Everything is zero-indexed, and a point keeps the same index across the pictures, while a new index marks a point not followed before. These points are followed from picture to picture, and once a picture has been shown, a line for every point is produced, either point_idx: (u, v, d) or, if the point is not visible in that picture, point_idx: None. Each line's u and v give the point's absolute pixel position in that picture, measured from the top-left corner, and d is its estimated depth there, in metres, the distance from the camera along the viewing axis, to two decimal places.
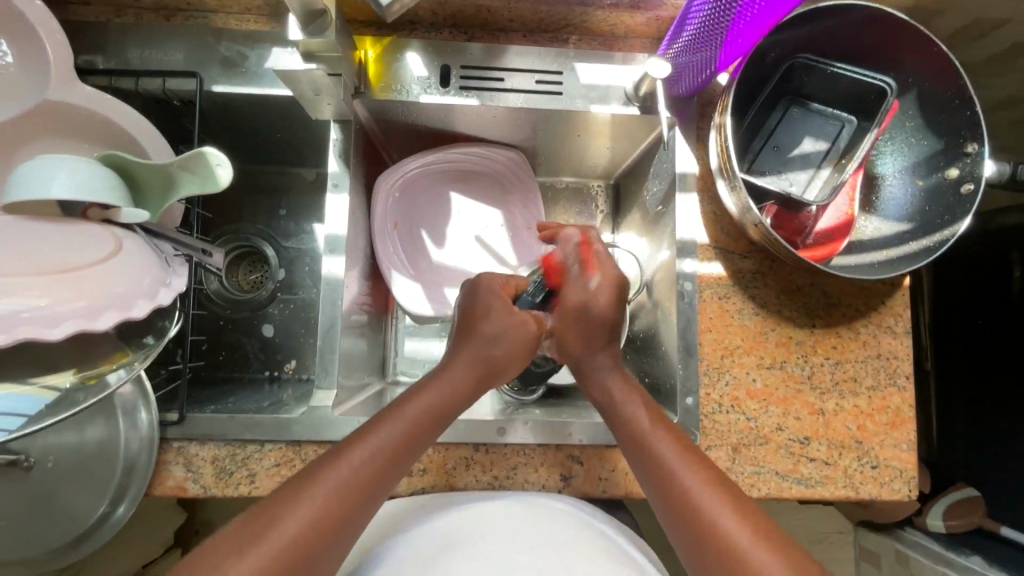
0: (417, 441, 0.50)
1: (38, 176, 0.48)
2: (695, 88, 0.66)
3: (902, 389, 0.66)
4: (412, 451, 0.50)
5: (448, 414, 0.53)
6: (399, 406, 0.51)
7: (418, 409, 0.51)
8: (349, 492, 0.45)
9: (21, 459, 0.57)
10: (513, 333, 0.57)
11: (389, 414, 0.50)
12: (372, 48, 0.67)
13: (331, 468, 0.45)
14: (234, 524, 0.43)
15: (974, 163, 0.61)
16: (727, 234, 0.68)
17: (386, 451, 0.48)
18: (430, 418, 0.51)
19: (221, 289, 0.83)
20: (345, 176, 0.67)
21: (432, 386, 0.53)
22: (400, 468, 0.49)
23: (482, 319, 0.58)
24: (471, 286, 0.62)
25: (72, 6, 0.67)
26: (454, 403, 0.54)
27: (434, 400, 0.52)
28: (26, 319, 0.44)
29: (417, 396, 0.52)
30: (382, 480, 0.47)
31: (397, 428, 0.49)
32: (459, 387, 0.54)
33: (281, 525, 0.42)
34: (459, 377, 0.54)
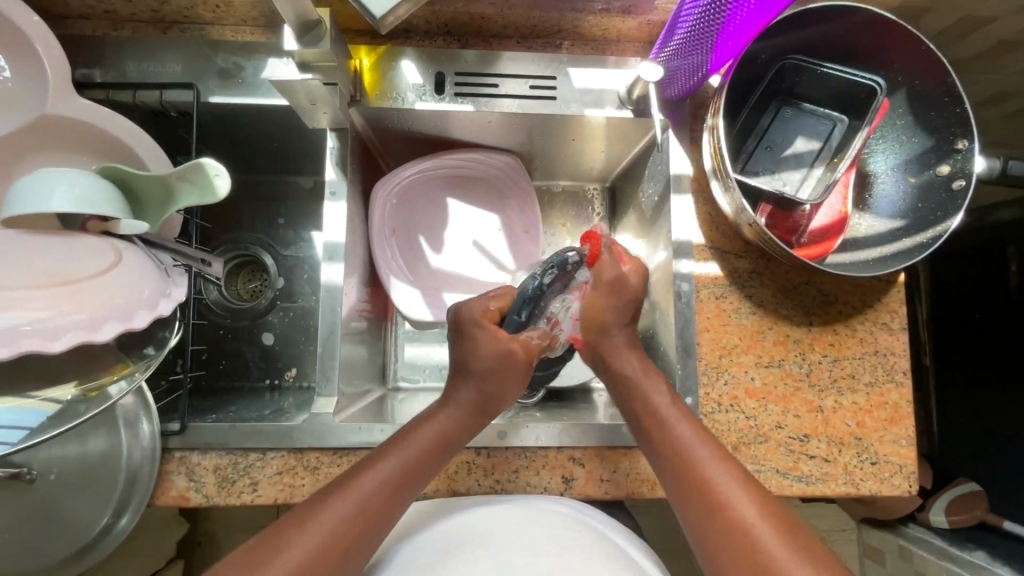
0: (421, 472, 0.52)
1: (38, 190, 0.49)
2: (687, 90, 0.66)
3: (900, 384, 0.66)
4: (417, 481, 0.52)
5: (454, 444, 0.55)
6: (401, 439, 0.53)
7: (424, 439, 0.53)
8: (358, 520, 0.47)
9: (23, 472, 0.57)
10: (509, 366, 0.55)
11: (396, 444, 0.52)
12: (367, 57, 0.68)
13: (337, 497, 0.47)
14: (246, 546, 0.45)
15: (965, 159, 0.62)
16: (722, 234, 0.68)
17: (390, 483, 0.49)
18: (433, 449, 0.53)
19: (220, 299, 0.84)
20: (343, 183, 0.67)
21: (432, 420, 0.54)
22: (406, 497, 0.51)
23: (474, 350, 0.55)
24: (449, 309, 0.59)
25: (69, 21, 0.68)
26: (458, 433, 0.55)
27: (435, 434, 0.53)
28: (28, 332, 0.44)
29: (419, 429, 0.53)
30: (388, 510, 0.49)
31: (400, 460, 0.51)
32: (462, 417, 0.55)
33: (290, 550, 0.44)
34: (458, 409, 0.55)
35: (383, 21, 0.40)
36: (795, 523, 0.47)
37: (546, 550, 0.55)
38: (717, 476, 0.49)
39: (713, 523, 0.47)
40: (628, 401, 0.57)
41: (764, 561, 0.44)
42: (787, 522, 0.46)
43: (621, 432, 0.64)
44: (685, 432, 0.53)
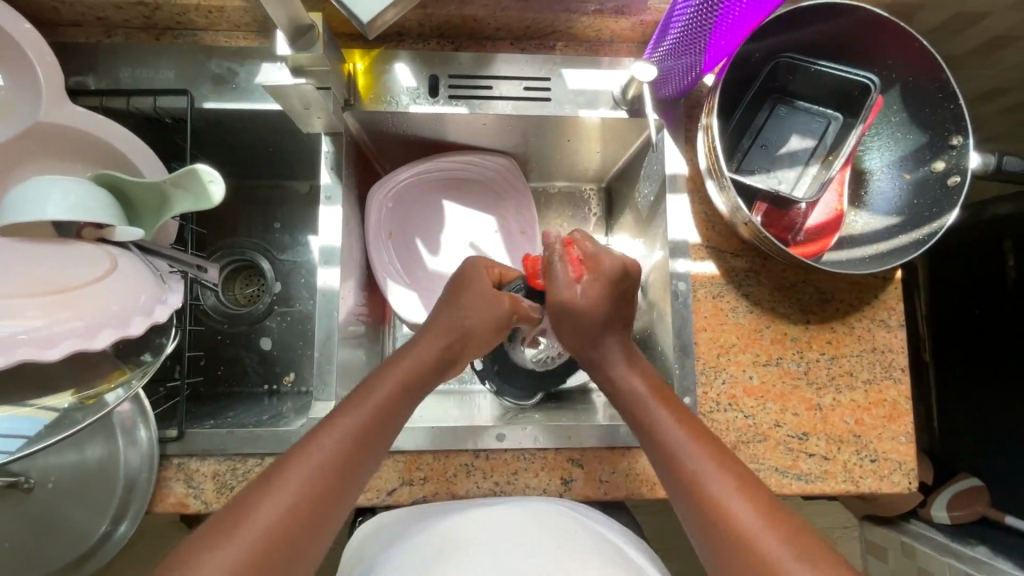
0: (393, 411, 0.51)
1: (32, 198, 0.49)
2: (681, 90, 0.66)
3: (898, 381, 0.66)
4: (386, 427, 0.50)
5: (423, 386, 0.54)
6: (374, 382, 0.52)
7: (395, 381, 0.52)
8: (328, 473, 0.45)
9: (21, 480, 0.57)
10: (488, 308, 0.58)
11: (365, 389, 0.51)
12: (361, 60, 0.67)
13: (306, 451, 0.45)
14: (216, 514, 0.42)
15: (960, 155, 0.62)
16: (718, 233, 0.68)
17: (359, 430, 0.48)
18: (402, 392, 0.52)
19: (217, 304, 0.84)
20: (338, 187, 0.67)
21: (401, 360, 0.54)
22: (377, 444, 0.49)
23: (460, 292, 0.59)
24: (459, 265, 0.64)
25: (63, 29, 0.68)
26: (427, 375, 0.55)
27: (404, 374, 0.53)
28: (25, 341, 0.45)
29: (389, 370, 0.53)
30: (358, 459, 0.47)
31: (369, 406, 0.49)
32: (432, 359, 0.55)
33: (259, 511, 0.42)
34: (427, 348, 0.55)
35: (370, 26, 0.40)
36: (795, 520, 0.45)
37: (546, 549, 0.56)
38: (711, 469, 0.48)
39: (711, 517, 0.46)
40: (623, 398, 0.56)
41: (759, 554, 0.43)
42: (787, 520, 0.45)
43: (620, 433, 0.64)
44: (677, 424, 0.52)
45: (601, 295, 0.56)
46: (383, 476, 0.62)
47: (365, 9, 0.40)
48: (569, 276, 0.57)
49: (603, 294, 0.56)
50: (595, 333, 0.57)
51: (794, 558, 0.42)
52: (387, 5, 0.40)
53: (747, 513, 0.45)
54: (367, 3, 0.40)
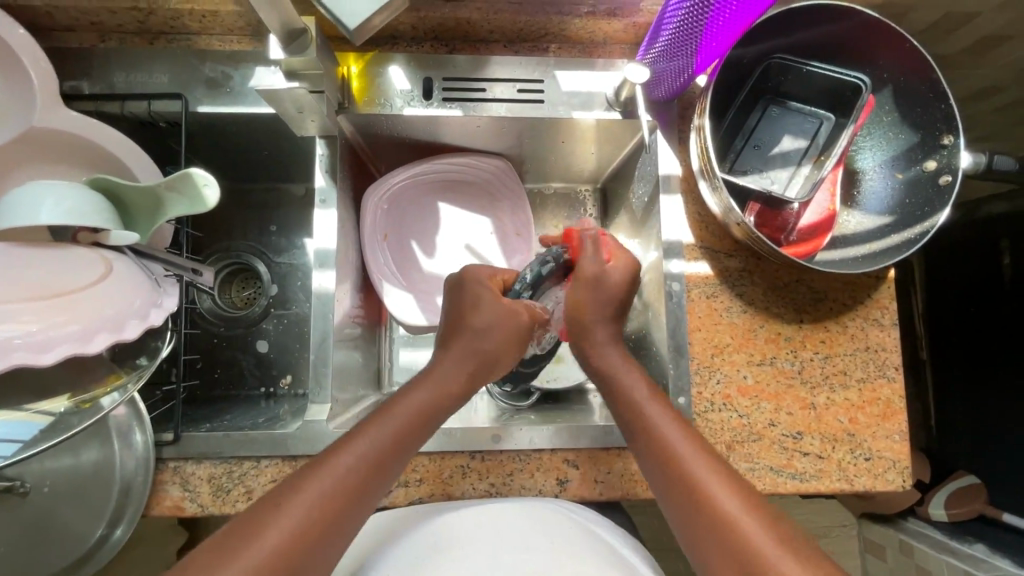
0: (406, 440, 0.51)
1: (27, 202, 0.49)
2: (674, 91, 0.67)
3: (891, 380, 0.66)
4: (403, 453, 0.50)
5: (438, 416, 0.54)
6: (388, 409, 0.51)
7: (409, 411, 0.52)
8: (341, 495, 0.45)
9: (17, 485, 0.56)
10: (504, 327, 0.56)
11: (379, 416, 0.51)
12: (355, 63, 0.68)
13: (319, 471, 0.46)
14: (220, 533, 0.42)
15: (951, 154, 0.62)
16: (712, 234, 0.68)
17: (375, 456, 0.48)
18: (418, 418, 0.52)
19: (213, 307, 0.84)
20: (332, 191, 0.68)
21: (419, 386, 0.54)
22: (389, 472, 0.49)
23: (472, 315, 0.56)
24: (454, 275, 0.61)
25: (57, 34, 0.68)
26: (443, 405, 0.54)
27: (423, 402, 0.53)
28: (20, 346, 0.44)
29: (404, 399, 0.52)
30: (372, 483, 0.47)
31: (384, 430, 0.50)
32: (449, 388, 0.54)
33: (269, 529, 0.42)
34: (449, 375, 0.54)
35: (357, 32, 0.42)
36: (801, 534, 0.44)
37: (540, 545, 0.55)
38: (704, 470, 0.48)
39: (714, 530, 0.45)
40: (615, 400, 0.56)
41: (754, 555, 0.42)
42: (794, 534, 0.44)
43: (614, 433, 0.64)
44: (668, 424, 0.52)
45: (626, 274, 0.61)
46: None
47: (352, 16, 0.41)
48: (601, 254, 0.61)
49: (629, 274, 0.61)
50: (610, 311, 0.60)
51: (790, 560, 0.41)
52: (376, 9, 0.41)
53: (740, 514, 0.44)
54: (354, 10, 0.41)
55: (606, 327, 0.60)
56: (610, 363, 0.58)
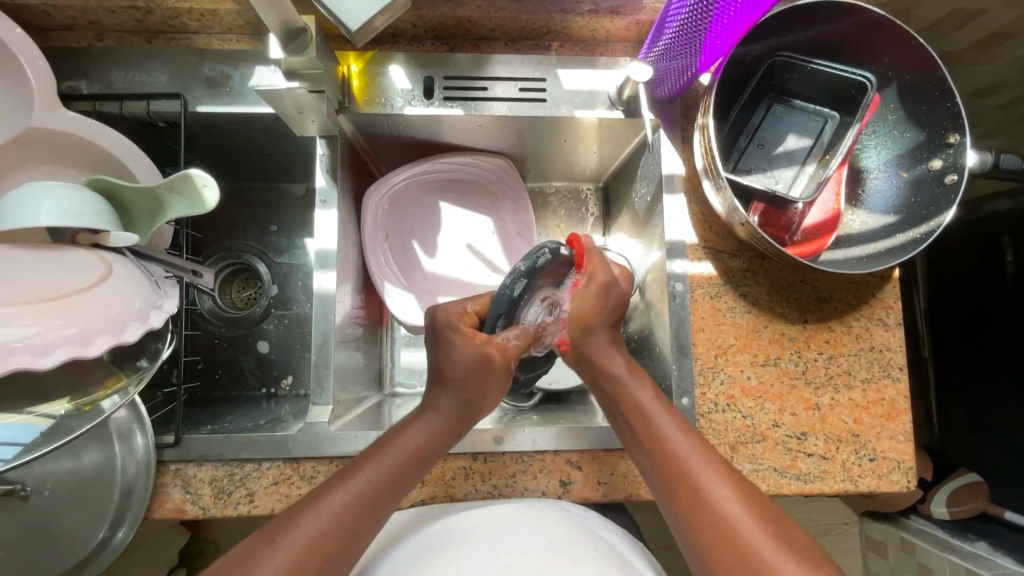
0: (403, 478, 0.51)
1: (25, 204, 0.48)
2: (678, 89, 0.66)
3: (896, 380, 0.66)
4: (397, 492, 0.50)
5: (433, 454, 0.54)
6: (384, 445, 0.52)
7: (405, 449, 0.52)
8: (336, 533, 0.45)
9: (17, 489, 0.56)
10: (484, 375, 0.54)
11: (375, 452, 0.51)
12: (355, 62, 0.67)
13: (314, 511, 0.46)
14: (231, 556, 0.44)
15: (957, 153, 0.61)
16: (716, 233, 0.68)
17: (370, 495, 0.48)
18: (412, 459, 0.52)
19: (214, 308, 0.84)
20: (333, 191, 0.67)
21: (412, 427, 0.53)
22: (387, 509, 0.49)
23: (450, 364, 0.54)
24: (428, 313, 0.56)
25: (55, 33, 0.67)
26: (438, 442, 0.54)
27: (415, 443, 0.52)
28: (18, 349, 0.44)
29: (399, 438, 0.52)
30: (368, 520, 0.48)
31: (377, 470, 0.49)
32: (441, 429, 0.54)
33: (265, 566, 0.42)
34: (439, 417, 0.54)
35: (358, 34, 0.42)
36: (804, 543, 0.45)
37: (535, 546, 0.56)
38: (704, 476, 0.48)
39: (719, 543, 0.46)
40: (613, 396, 0.56)
41: (751, 559, 0.44)
42: (798, 543, 0.45)
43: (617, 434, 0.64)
44: (662, 420, 0.52)
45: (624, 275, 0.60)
46: None
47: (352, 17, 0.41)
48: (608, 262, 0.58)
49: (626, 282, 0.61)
50: (614, 313, 0.59)
51: (784, 560, 0.44)
52: (375, 12, 0.41)
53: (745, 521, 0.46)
54: (354, 11, 0.41)
55: (605, 332, 0.58)
56: (616, 370, 0.56)
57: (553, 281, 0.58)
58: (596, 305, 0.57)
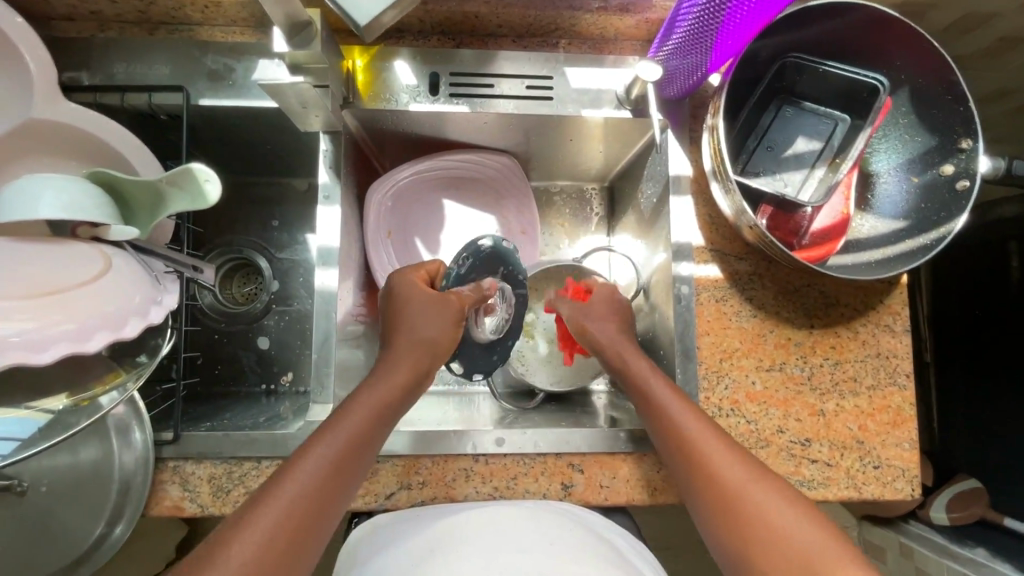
0: (368, 439, 0.51)
1: (23, 196, 0.47)
2: (687, 90, 0.65)
3: (902, 387, 0.65)
4: (363, 456, 0.50)
5: (394, 414, 0.54)
6: (347, 409, 0.51)
7: (368, 410, 0.51)
8: (305, 500, 0.45)
9: (14, 484, 0.56)
10: (441, 326, 0.57)
11: (339, 417, 0.51)
12: (360, 57, 0.66)
13: (277, 487, 0.45)
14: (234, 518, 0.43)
15: (970, 159, 0.61)
16: (723, 236, 0.67)
17: (333, 460, 0.47)
18: (373, 420, 0.51)
19: (214, 303, 0.83)
20: (336, 187, 0.66)
21: (371, 389, 0.53)
22: (351, 474, 0.49)
23: (409, 326, 0.56)
24: (384, 282, 0.61)
25: (56, 23, 0.66)
26: (399, 402, 0.54)
27: (375, 403, 0.52)
28: (15, 344, 0.44)
29: (356, 401, 0.52)
30: (336, 486, 0.47)
31: (339, 434, 0.49)
32: (398, 386, 0.54)
33: (238, 545, 0.41)
34: (396, 374, 0.54)
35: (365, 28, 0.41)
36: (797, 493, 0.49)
37: (539, 546, 0.55)
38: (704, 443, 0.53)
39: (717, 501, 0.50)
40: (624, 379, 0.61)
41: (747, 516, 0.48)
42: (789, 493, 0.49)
43: (619, 437, 0.64)
44: (665, 400, 0.57)
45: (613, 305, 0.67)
46: (381, 480, 0.62)
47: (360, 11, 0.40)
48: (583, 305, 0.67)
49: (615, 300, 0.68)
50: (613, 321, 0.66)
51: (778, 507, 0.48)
52: (386, 8, 0.40)
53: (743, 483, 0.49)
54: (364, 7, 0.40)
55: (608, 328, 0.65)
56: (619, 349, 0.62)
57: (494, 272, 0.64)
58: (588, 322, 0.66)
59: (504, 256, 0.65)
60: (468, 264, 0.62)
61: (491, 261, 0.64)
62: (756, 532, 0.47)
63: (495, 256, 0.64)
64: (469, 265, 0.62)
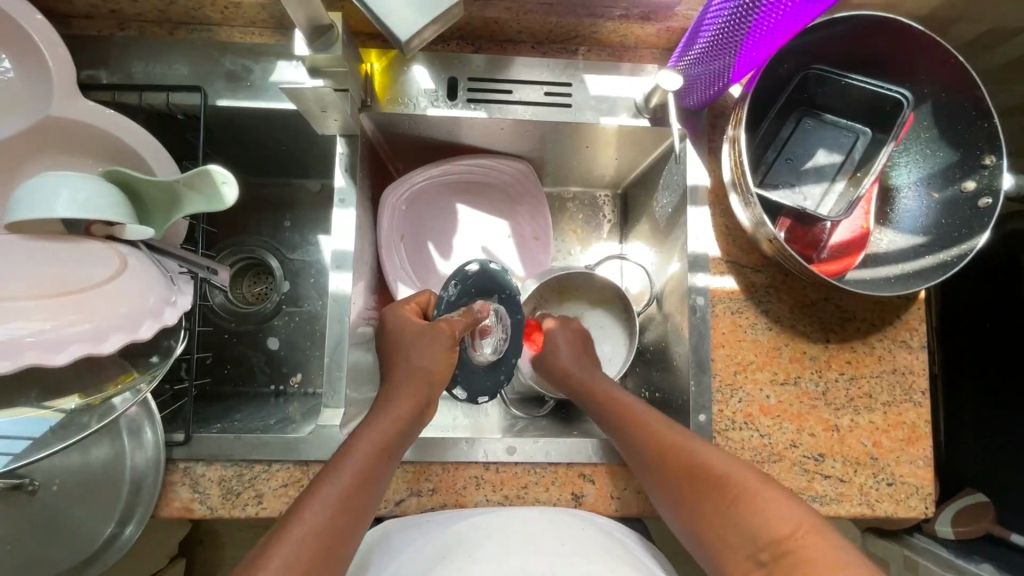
0: (375, 471, 0.51)
1: (40, 195, 0.47)
2: (706, 100, 0.65)
3: (918, 404, 0.65)
4: (370, 491, 0.50)
5: (398, 444, 0.54)
6: (350, 444, 0.51)
7: (371, 444, 0.51)
8: (314, 538, 0.45)
9: (26, 483, 0.57)
10: (434, 355, 0.56)
11: (343, 453, 0.51)
12: (377, 61, 0.66)
13: (287, 528, 0.45)
14: (248, 559, 0.44)
15: (993, 175, 0.60)
16: (740, 248, 0.67)
17: (340, 496, 0.48)
18: (377, 454, 0.51)
19: (225, 303, 0.83)
20: (352, 191, 0.66)
21: (373, 424, 0.53)
22: (360, 509, 0.49)
23: (404, 358, 0.57)
24: (379, 319, 0.62)
25: (76, 20, 0.66)
26: (401, 432, 0.54)
27: (377, 438, 0.52)
28: (31, 345, 0.44)
29: (359, 437, 0.52)
30: (345, 525, 0.47)
31: (344, 470, 0.49)
32: (399, 418, 0.54)
33: None
34: (398, 407, 0.54)
35: (408, 43, 0.42)
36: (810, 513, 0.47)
37: (549, 548, 0.57)
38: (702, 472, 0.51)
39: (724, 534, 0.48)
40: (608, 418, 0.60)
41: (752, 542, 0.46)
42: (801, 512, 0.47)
43: None
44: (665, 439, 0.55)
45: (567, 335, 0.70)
46: (391, 486, 0.61)
47: (403, 27, 0.41)
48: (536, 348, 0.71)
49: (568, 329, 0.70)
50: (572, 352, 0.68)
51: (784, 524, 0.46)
52: (426, 24, 0.41)
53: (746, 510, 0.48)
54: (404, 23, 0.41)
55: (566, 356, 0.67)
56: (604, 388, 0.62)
57: (484, 295, 0.62)
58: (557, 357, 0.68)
59: (498, 280, 0.62)
60: (456, 290, 0.61)
61: (482, 284, 0.62)
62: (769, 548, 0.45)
63: (485, 281, 0.62)
64: (455, 290, 0.60)
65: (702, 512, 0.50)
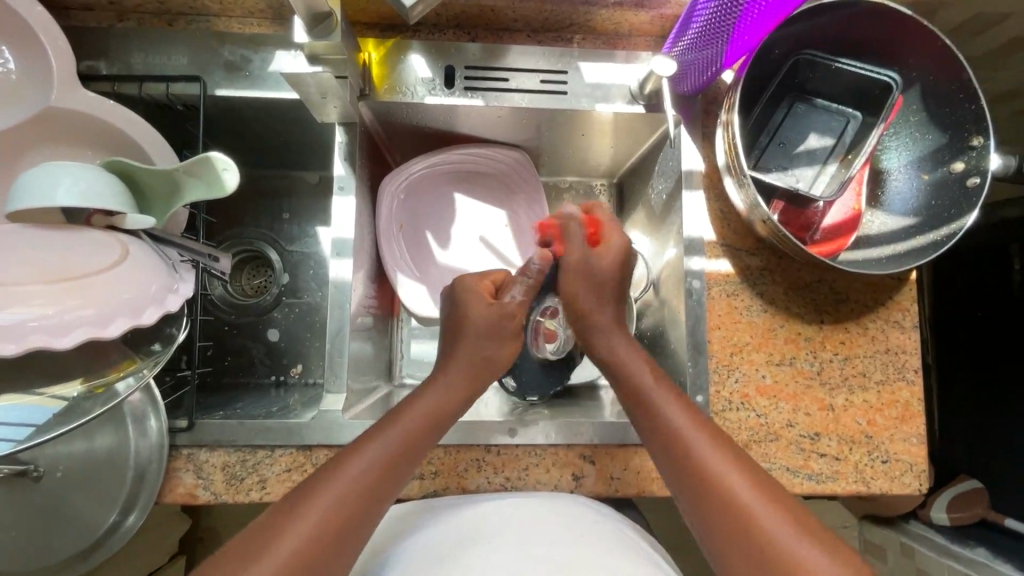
0: (419, 442, 0.51)
1: (40, 182, 0.47)
2: (699, 86, 0.66)
3: (911, 383, 0.66)
4: (411, 461, 0.50)
5: (450, 416, 0.54)
6: (400, 413, 0.52)
7: (420, 415, 0.52)
8: (352, 496, 0.46)
9: (30, 469, 0.57)
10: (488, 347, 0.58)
11: (392, 418, 0.52)
12: (374, 50, 0.67)
13: (327, 480, 0.46)
14: (269, 515, 0.45)
15: (980, 156, 0.61)
16: (734, 231, 0.68)
17: (386, 459, 0.49)
18: (424, 425, 0.52)
19: (224, 295, 0.84)
20: (351, 178, 0.67)
21: (421, 398, 0.54)
22: (397, 476, 0.49)
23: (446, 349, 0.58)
24: (448, 289, 0.63)
25: (74, 12, 0.66)
26: (453, 406, 0.55)
27: (430, 408, 0.53)
28: (35, 328, 0.44)
29: (410, 407, 0.53)
30: (380, 487, 0.48)
31: (393, 435, 0.50)
32: (454, 391, 0.55)
33: (287, 537, 0.43)
34: (453, 384, 0.55)
35: (410, 10, 0.43)
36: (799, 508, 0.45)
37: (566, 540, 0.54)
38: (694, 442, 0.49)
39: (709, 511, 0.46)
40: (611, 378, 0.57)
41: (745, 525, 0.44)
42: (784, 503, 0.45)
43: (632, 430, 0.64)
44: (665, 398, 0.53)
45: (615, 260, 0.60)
46: None
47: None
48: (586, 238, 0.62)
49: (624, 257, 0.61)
50: (603, 290, 0.60)
51: (766, 512, 0.44)
52: None
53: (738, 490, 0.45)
54: None
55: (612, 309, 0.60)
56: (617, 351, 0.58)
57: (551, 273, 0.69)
58: (581, 284, 0.60)
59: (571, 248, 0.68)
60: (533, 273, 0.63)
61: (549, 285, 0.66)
62: (743, 530, 0.44)
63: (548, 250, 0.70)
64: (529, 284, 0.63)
65: (687, 485, 0.48)
